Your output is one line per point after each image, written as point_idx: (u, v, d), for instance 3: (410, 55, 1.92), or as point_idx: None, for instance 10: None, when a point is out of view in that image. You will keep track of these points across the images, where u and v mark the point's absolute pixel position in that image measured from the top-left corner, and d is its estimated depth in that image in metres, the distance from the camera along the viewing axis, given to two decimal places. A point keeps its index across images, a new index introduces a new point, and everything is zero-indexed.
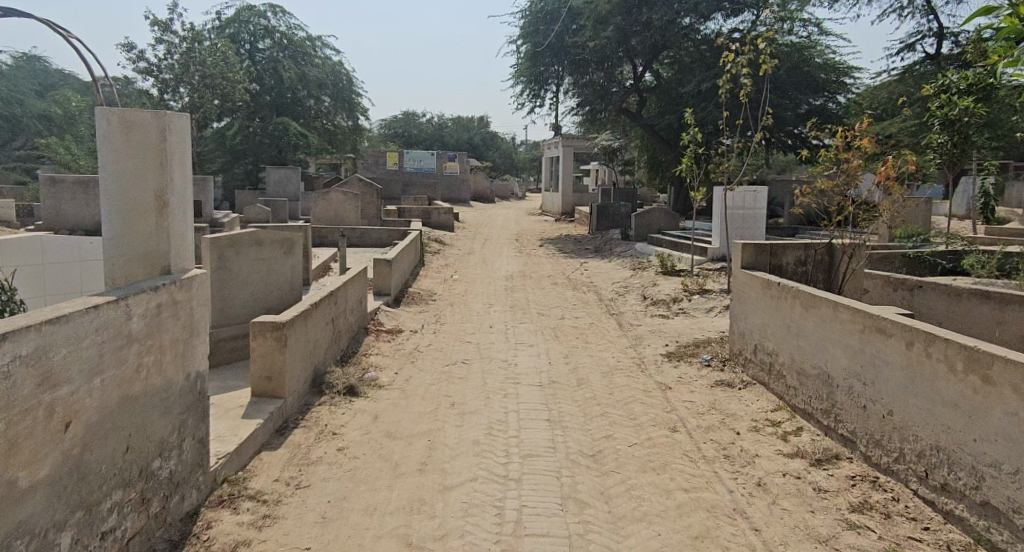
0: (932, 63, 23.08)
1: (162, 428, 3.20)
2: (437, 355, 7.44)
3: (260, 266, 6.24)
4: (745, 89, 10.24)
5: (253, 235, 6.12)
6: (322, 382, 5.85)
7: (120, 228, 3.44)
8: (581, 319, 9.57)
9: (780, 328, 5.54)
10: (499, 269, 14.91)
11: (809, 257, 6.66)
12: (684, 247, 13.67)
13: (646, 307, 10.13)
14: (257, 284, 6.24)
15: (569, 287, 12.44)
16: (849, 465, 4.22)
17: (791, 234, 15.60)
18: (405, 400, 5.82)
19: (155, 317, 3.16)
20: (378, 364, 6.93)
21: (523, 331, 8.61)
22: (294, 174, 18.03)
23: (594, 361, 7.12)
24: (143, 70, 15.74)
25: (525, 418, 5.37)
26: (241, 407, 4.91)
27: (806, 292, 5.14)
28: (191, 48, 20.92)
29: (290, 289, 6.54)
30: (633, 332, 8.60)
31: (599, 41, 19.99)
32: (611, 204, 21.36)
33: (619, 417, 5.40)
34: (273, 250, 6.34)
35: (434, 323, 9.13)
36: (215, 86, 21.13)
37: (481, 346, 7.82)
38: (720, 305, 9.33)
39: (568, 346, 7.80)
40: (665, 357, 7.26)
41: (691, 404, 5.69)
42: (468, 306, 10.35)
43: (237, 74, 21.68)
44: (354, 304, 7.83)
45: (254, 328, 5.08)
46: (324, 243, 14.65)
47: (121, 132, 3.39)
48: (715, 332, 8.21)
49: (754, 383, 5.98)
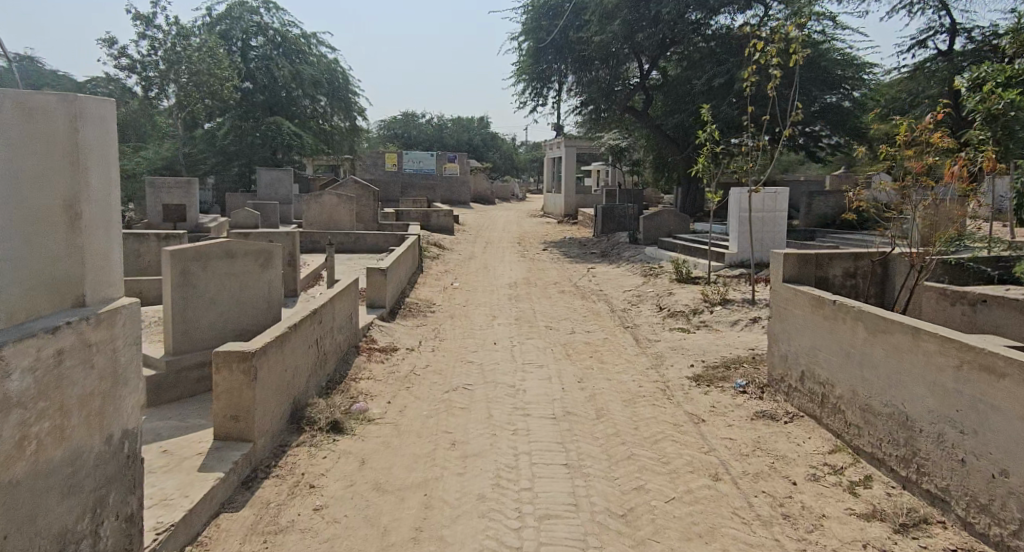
0: (945, 59, 22.31)
1: (63, 516, 2.40)
2: (435, 379, 6.63)
3: (232, 283, 5.44)
4: (773, 83, 9.42)
5: (223, 246, 5.32)
6: (302, 418, 5.04)
7: (20, 250, 2.51)
8: (593, 333, 8.78)
9: (836, 355, 4.72)
10: (502, 275, 14.10)
11: (859, 268, 5.85)
12: (700, 252, 12.87)
13: (663, 318, 9.35)
14: (229, 304, 5.44)
15: (577, 296, 11.65)
16: (944, 534, 3.42)
17: (809, 238, 14.83)
18: (399, 439, 5.02)
19: (54, 370, 2.37)
20: (368, 392, 6.13)
21: (530, 348, 7.81)
22: (286, 175, 17.20)
23: (612, 387, 6.31)
24: (125, 66, 14.89)
25: (538, 463, 4.54)
26: (200, 455, 4.10)
27: (872, 314, 4.32)
28: (175, 44, 20.25)
29: (267, 308, 5.73)
30: (652, 349, 7.79)
31: (604, 36, 19.15)
32: (617, 206, 20.55)
33: (648, 461, 4.58)
34: (246, 264, 5.53)
35: (433, 339, 8.33)
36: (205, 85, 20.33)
37: (485, 368, 7.02)
38: (745, 317, 8.53)
39: (582, 367, 6.99)
40: (692, 380, 6.46)
41: (732, 442, 4.87)
42: (469, 318, 9.55)
43: (225, 72, 20.85)
44: (345, 322, 7.03)
45: (217, 359, 4.29)
46: (316, 249, 13.84)
47: (18, 119, 2.50)
48: (744, 350, 7.40)
49: (801, 416, 5.17)
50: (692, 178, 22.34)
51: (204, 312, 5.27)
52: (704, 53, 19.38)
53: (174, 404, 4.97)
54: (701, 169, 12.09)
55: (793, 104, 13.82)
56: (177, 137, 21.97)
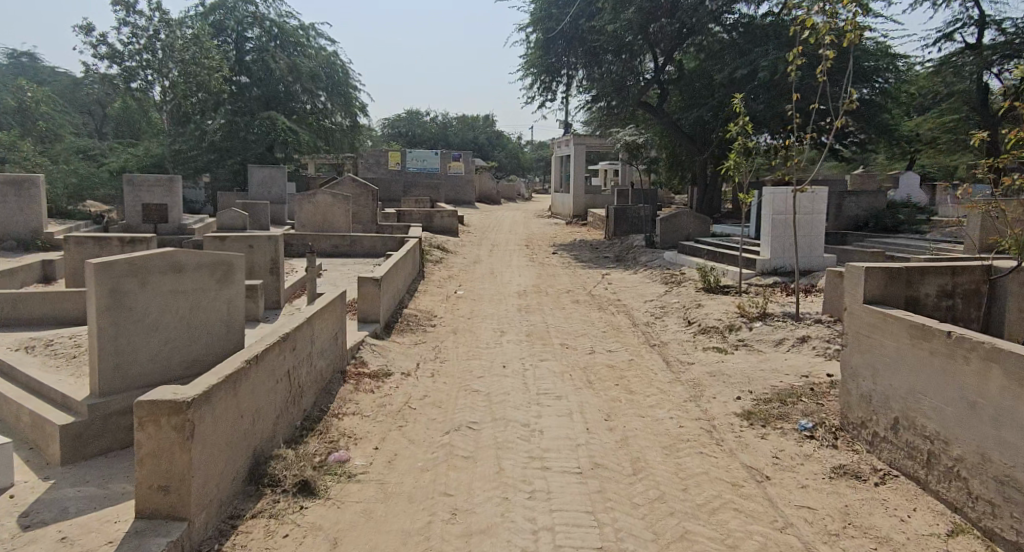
0: (973, 53, 20.95)
1: None
2: (435, 415, 5.56)
3: (180, 303, 4.36)
4: (824, 66, 8.36)
5: (168, 258, 4.24)
6: (262, 477, 3.96)
7: None
8: (616, 353, 7.69)
9: (954, 404, 3.63)
10: (510, 282, 13.02)
11: (958, 286, 4.81)
12: (726, 257, 11.78)
13: (694, 335, 8.28)
14: (177, 329, 4.36)
15: (593, 306, 10.57)
16: None
17: (842, 242, 13.75)
18: (384, 505, 3.94)
19: None
20: (353, 435, 5.06)
21: (545, 374, 6.74)
22: (280, 173, 16.16)
23: (649, 428, 5.21)
24: (104, 55, 13.85)
25: (565, 545, 3.45)
26: (112, 544, 3.04)
27: (1015, 356, 3.24)
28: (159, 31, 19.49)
29: (227, 333, 4.65)
30: (688, 375, 6.70)
31: (618, 25, 18.02)
32: (630, 207, 19.45)
33: (710, 544, 3.48)
34: (198, 279, 4.44)
35: (433, 360, 7.25)
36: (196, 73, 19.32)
37: (493, 400, 5.93)
38: (790, 335, 7.47)
39: (607, 399, 5.92)
40: (742, 417, 5.36)
41: (813, 513, 3.77)
42: (474, 334, 8.48)
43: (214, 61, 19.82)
44: (327, 344, 5.95)
45: (141, 411, 3.23)
46: (308, 253, 12.81)
47: None
48: (796, 379, 6.31)
49: (896, 475, 4.07)
50: (710, 177, 21.24)
51: (143, 340, 4.19)
52: (724, 44, 18.27)
53: (100, 460, 3.90)
54: (733, 167, 11.08)
55: (846, 88, 13.35)
56: (168, 134, 20.96)
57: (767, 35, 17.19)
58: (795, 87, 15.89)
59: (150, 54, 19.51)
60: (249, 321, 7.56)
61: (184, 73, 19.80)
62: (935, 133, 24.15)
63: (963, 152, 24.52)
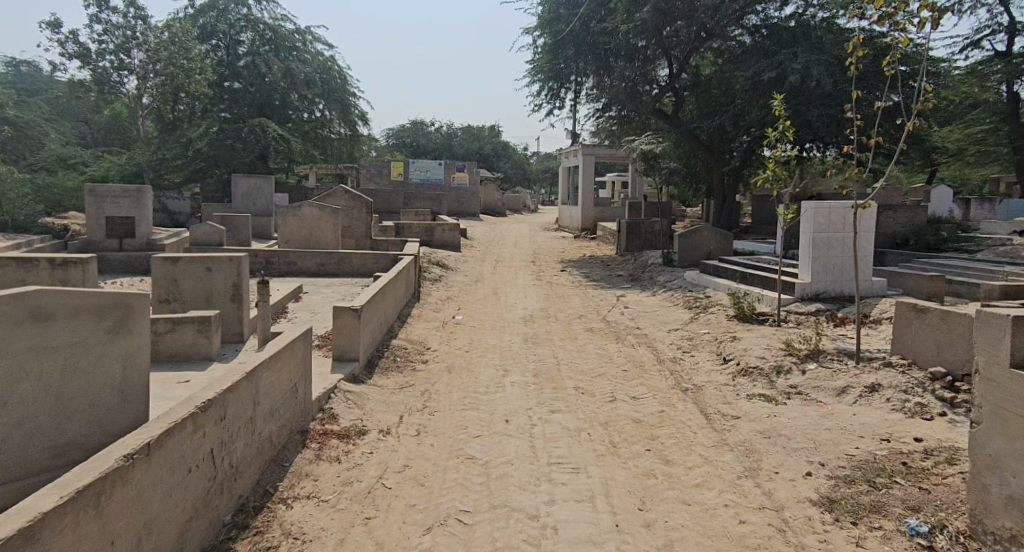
0: (1003, 61, 19.21)
1: None
2: (416, 499, 4.25)
3: (47, 363, 3.08)
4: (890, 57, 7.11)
5: (31, 303, 2.99)
6: None
7: None
8: (642, 402, 6.37)
9: None
10: (515, 304, 11.75)
11: None
12: (758, 280, 10.50)
13: (733, 378, 6.94)
14: (45, 401, 3.09)
15: (609, 337, 9.26)
16: None
17: (883, 262, 12.50)
18: None
19: None
20: (302, 532, 3.76)
21: (558, 433, 5.43)
22: (266, 183, 14.93)
23: (698, 527, 3.86)
24: (70, 54, 12.62)
25: None
26: None
27: None
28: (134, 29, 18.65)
29: (121, 403, 3.36)
30: (737, 434, 5.40)
31: (631, 26, 16.83)
32: (643, 221, 18.22)
33: None
34: (79, 329, 3.18)
35: (419, 411, 5.94)
36: (169, 73, 18.18)
37: (492, 475, 4.61)
38: (854, 382, 6.15)
39: (638, 475, 4.60)
40: (822, 508, 4.03)
41: None
42: (473, 375, 7.21)
43: (195, 61, 18.83)
44: (281, 400, 4.65)
45: None
46: (291, 272, 11.57)
47: None
48: (877, 445, 5.00)
49: None
50: (728, 189, 20.07)
51: None
52: (746, 48, 17.14)
53: None
54: (770, 178, 9.68)
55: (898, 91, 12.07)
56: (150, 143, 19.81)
57: (794, 36, 16.08)
58: (828, 92, 14.67)
59: (124, 55, 18.69)
60: (202, 361, 6.26)
61: (163, 75, 18.77)
62: (962, 143, 22.83)
63: (987, 162, 23.27)
